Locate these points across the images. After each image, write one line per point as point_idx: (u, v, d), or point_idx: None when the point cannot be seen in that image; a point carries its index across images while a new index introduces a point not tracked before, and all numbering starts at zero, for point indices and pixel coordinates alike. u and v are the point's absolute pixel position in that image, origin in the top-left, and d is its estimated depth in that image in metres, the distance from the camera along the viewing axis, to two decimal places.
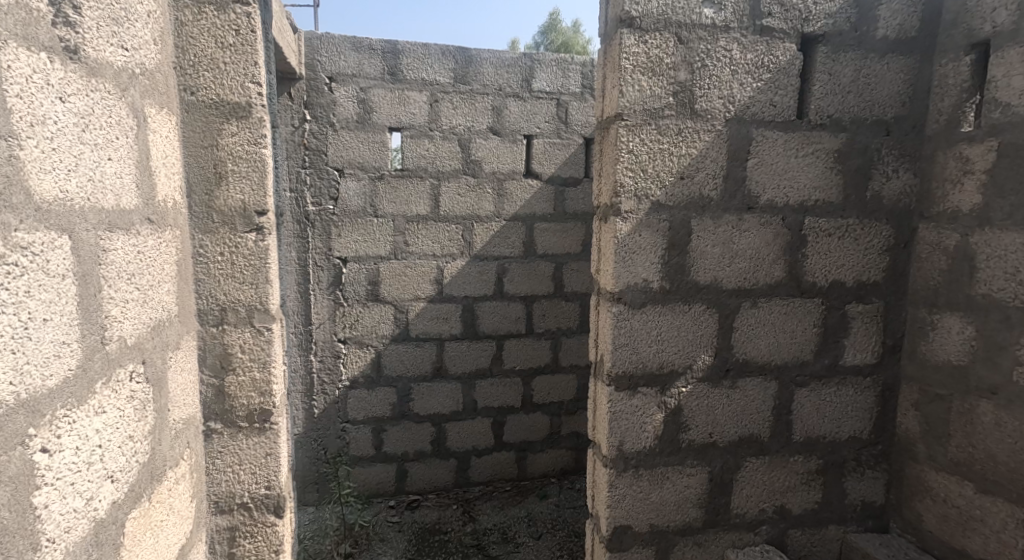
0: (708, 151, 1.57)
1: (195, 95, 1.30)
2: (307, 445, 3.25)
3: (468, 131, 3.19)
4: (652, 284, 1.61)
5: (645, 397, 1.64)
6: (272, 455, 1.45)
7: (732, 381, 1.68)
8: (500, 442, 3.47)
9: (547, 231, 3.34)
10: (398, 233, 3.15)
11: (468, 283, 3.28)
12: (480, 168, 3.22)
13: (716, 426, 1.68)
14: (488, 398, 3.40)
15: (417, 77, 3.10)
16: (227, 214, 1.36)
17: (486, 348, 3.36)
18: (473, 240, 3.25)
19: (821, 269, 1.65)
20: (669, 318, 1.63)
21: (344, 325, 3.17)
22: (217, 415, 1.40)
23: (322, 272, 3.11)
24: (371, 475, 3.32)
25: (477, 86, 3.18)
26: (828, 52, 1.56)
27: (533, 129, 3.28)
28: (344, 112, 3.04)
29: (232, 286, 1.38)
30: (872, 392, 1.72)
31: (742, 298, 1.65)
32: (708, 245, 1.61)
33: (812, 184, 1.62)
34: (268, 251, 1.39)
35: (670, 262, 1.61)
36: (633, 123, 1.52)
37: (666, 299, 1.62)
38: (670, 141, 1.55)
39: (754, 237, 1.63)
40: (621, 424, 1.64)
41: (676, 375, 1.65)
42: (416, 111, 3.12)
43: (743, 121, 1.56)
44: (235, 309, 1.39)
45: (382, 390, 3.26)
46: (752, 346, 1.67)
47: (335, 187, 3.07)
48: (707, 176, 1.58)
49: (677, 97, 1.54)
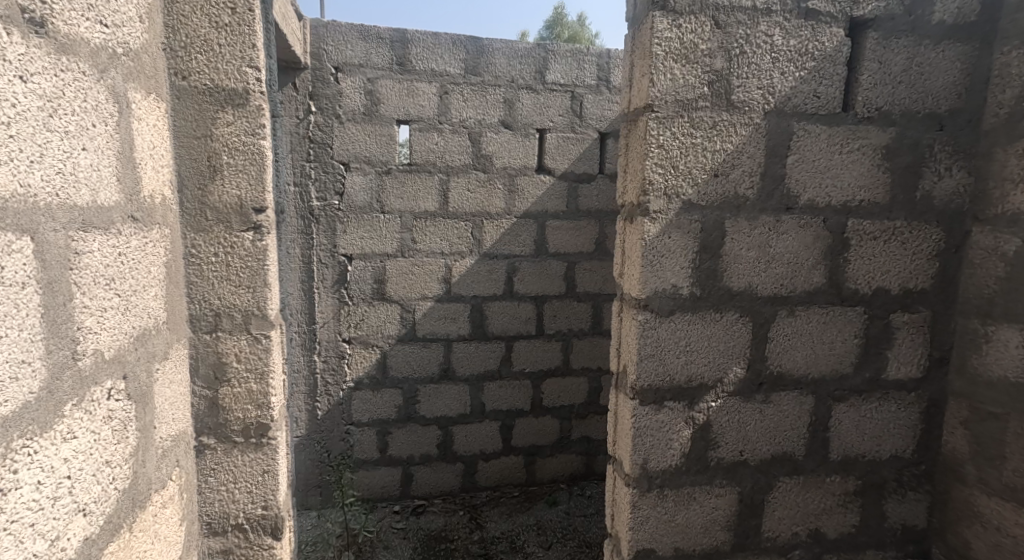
0: (745, 146, 1.44)
1: (187, 80, 1.19)
2: (310, 447, 3.15)
3: (479, 125, 3.07)
4: (682, 290, 1.49)
5: (672, 411, 1.53)
6: (270, 472, 1.34)
7: (766, 395, 1.56)
8: (508, 446, 3.36)
9: (559, 230, 3.22)
10: (405, 230, 3.03)
11: (478, 282, 3.16)
12: (490, 163, 3.09)
13: (748, 443, 1.57)
14: (496, 401, 3.29)
15: (426, 67, 2.98)
16: (221, 211, 1.25)
17: (496, 349, 3.24)
18: (483, 237, 3.13)
19: (864, 274, 1.53)
20: (699, 327, 1.51)
21: (350, 324, 3.06)
22: (211, 430, 1.29)
23: (327, 270, 3.00)
24: (375, 479, 3.22)
25: (489, 77, 3.05)
26: (879, 38, 1.43)
27: (547, 122, 3.15)
28: (351, 104, 2.92)
29: (228, 289, 1.27)
30: (916, 408, 1.60)
31: (778, 306, 1.52)
32: (743, 248, 1.49)
33: (857, 183, 1.49)
34: (267, 251, 1.28)
35: (701, 267, 1.49)
36: (665, 115, 1.40)
37: (696, 306, 1.50)
38: (704, 135, 1.43)
39: (792, 240, 1.50)
40: (646, 440, 1.53)
41: (705, 389, 1.53)
42: (425, 103, 3.00)
43: (784, 114, 1.44)
44: (230, 314, 1.27)
45: (387, 391, 3.15)
46: (788, 357, 1.55)
47: (341, 181, 2.95)
48: (743, 174, 1.46)
49: (713, 87, 1.41)
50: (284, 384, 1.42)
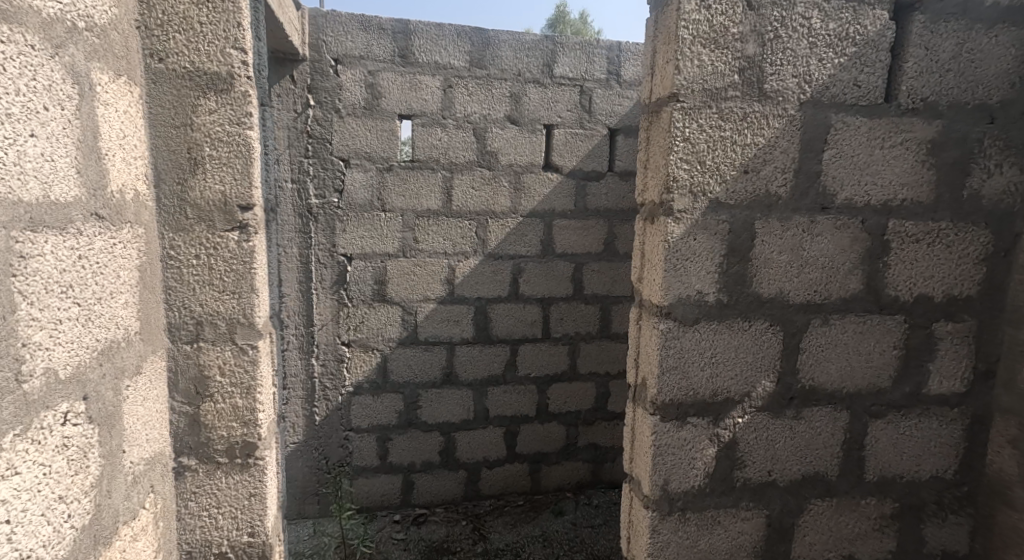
0: (779, 140, 1.32)
1: (163, 62, 1.07)
2: (308, 453, 3.03)
3: (484, 120, 2.95)
4: (707, 296, 1.37)
5: (695, 428, 1.41)
6: (257, 496, 1.22)
7: (797, 410, 1.43)
8: (513, 453, 3.24)
9: (566, 229, 3.10)
10: (407, 229, 2.91)
11: (482, 283, 3.04)
12: (496, 160, 2.97)
13: (776, 462, 1.44)
14: (500, 406, 3.17)
15: (429, 59, 2.85)
16: (203, 208, 1.13)
17: (500, 353, 3.12)
18: (487, 237, 3.01)
19: (904, 280, 1.40)
20: (725, 337, 1.39)
21: (349, 327, 2.94)
22: (192, 450, 1.17)
23: (326, 270, 2.88)
24: (375, 487, 3.10)
25: (495, 71, 2.93)
26: (926, 22, 1.30)
27: (554, 117, 3.03)
28: (351, 97, 2.80)
29: (210, 295, 1.15)
30: (959, 425, 1.47)
31: (811, 314, 1.40)
32: (774, 251, 1.37)
33: (899, 181, 1.36)
34: (254, 253, 1.16)
35: (728, 271, 1.37)
36: (691, 105, 1.28)
37: (723, 314, 1.38)
38: (733, 128, 1.30)
39: (827, 242, 1.37)
40: (667, 460, 1.41)
41: (732, 404, 1.41)
42: (428, 97, 2.87)
43: (821, 104, 1.31)
44: (214, 322, 1.16)
45: (388, 396, 3.03)
46: (822, 370, 1.42)
47: (340, 178, 2.83)
48: (776, 170, 1.34)
49: (745, 75, 1.29)
50: (274, 398, 1.30)
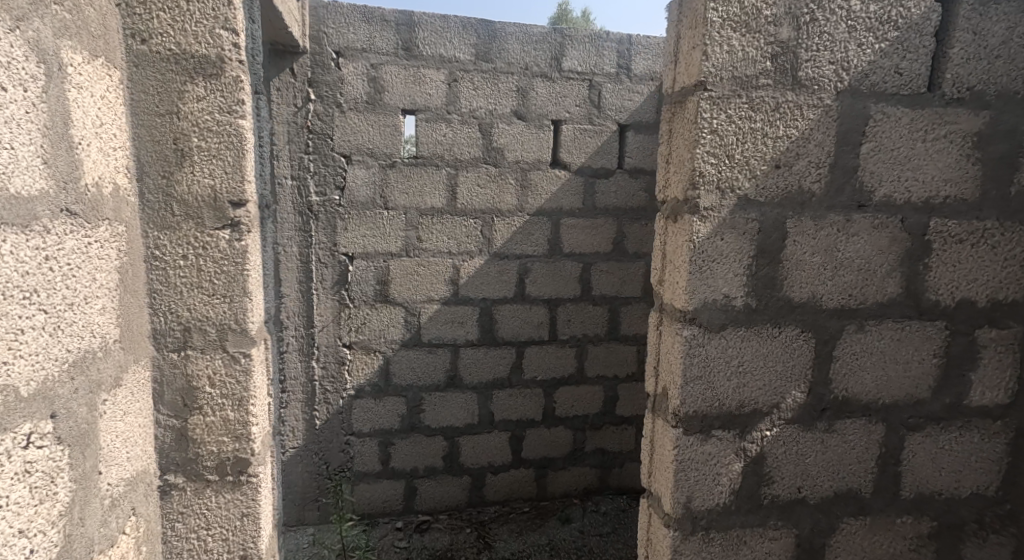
0: (813, 132, 1.22)
1: (146, 43, 0.98)
2: (308, 458, 2.94)
3: (490, 115, 2.85)
4: (735, 301, 1.28)
5: (720, 442, 1.32)
6: (251, 516, 1.12)
7: (829, 423, 1.33)
8: (519, 459, 3.15)
9: (574, 228, 3.00)
10: (410, 227, 2.82)
11: (488, 284, 2.95)
12: (502, 157, 2.88)
13: (807, 478, 1.34)
14: (506, 410, 3.08)
15: (434, 52, 2.76)
16: (191, 204, 1.03)
17: (506, 355, 3.03)
18: (493, 236, 2.91)
19: (946, 283, 1.30)
20: (753, 344, 1.29)
21: (350, 329, 2.85)
22: (179, 467, 1.08)
23: (327, 270, 2.78)
24: (377, 493, 3.01)
25: (501, 64, 2.83)
26: (974, 4, 1.20)
27: (563, 113, 2.93)
28: (353, 91, 2.70)
29: (199, 299, 1.06)
30: (1003, 439, 1.36)
31: (845, 319, 1.30)
32: (807, 252, 1.27)
33: (942, 176, 1.26)
34: (247, 253, 1.07)
35: (757, 274, 1.27)
36: (719, 94, 1.19)
37: (751, 320, 1.29)
38: (765, 119, 1.21)
39: (864, 243, 1.27)
40: (690, 475, 1.32)
41: (759, 416, 1.32)
42: (432, 91, 2.78)
43: (859, 93, 1.21)
44: (203, 328, 1.06)
45: (390, 400, 2.94)
46: (856, 380, 1.32)
47: (341, 175, 2.74)
48: (810, 164, 1.24)
49: (777, 61, 1.19)
50: (269, 408, 1.21)
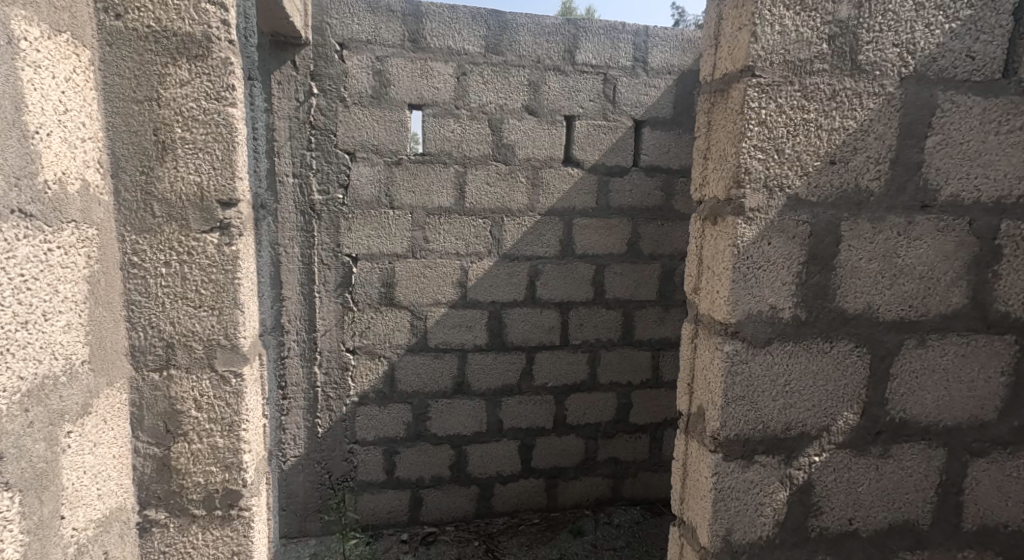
0: (873, 123, 1.09)
1: (121, 19, 0.85)
2: (309, 467, 2.82)
3: (500, 111, 2.72)
4: (782, 313, 1.14)
5: (764, 469, 1.18)
6: (242, 555, 1.00)
7: (885, 448, 1.20)
8: (528, 468, 3.02)
9: (587, 228, 2.87)
10: (416, 228, 2.69)
11: (497, 286, 2.81)
12: (513, 154, 2.75)
13: (859, 509, 1.21)
14: (516, 418, 2.95)
15: (442, 44, 2.63)
16: (174, 203, 0.91)
17: (516, 361, 2.90)
18: (503, 236, 2.78)
19: (1018, 293, 1.16)
20: (802, 361, 1.16)
21: (354, 333, 2.73)
22: (161, 501, 0.96)
23: (330, 272, 2.66)
24: (381, 503, 2.89)
25: (512, 57, 2.70)
26: None
27: (576, 108, 2.79)
28: (357, 85, 2.58)
29: (183, 311, 0.93)
30: None
31: (905, 333, 1.16)
32: (863, 258, 1.14)
33: (1017, 173, 1.12)
34: (238, 259, 0.94)
35: (808, 283, 1.14)
36: (769, 81, 1.06)
37: (799, 333, 1.15)
38: (819, 108, 1.08)
39: (926, 248, 1.14)
40: (731, 506, 1.19)
41: (807, 440, 1.19)
42: (440, 85, 2.65)
43: (926, 79, 1.08)
44: (188, 345, 0.94)
45: (395, 407, 2.82)
46: (915, 400, 1.19)
47: (345, 173, 2.61)
48: (869, 160, 1.10)
49: (835, 43, 1.06)
50: (263, 430, 1.09)
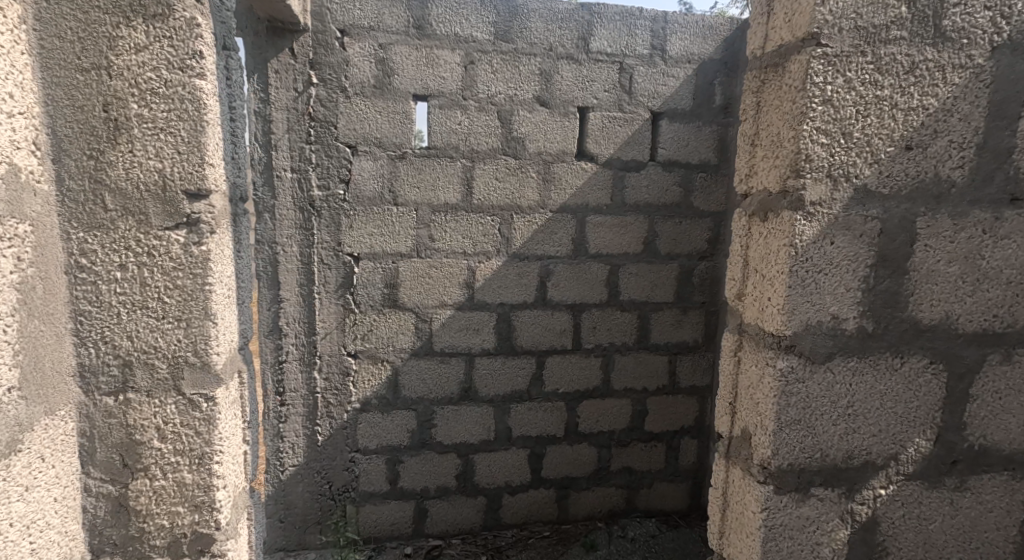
0: (958, 101, 0.93)
1: None
2: (308, 478, 2.63)
3: (510, 101, 2.50)
4: (846, 324, 0.98)
5: (821, 503, 1.03)
6: None
7: (961, 480, 1.04)
8: (538, 478, 2.82)
9: (602, 227, 2.65)
10: (421, 226, 2.50)
11: (505, 287, 2.60)
12: (523, 147, 2.53)
13: (930, 549, 1.05)
14: (525, 425, 2.74)
15: (449, 30, 2.42)
16: (131, 195, 0.76)
17: (525, 366, 2.69)
18: (512, 234, 2.57)
19: None
20: (868, 379, 1.00)
21: (356, 336, 2.53)
22: (118, 547, 0.81)
23: (330, 272, 2.46)
24: (384, 515, 2.70)
25: (523, 45, 2.49)
26: None
27: (590, 99, 2.57)
28: (360, 75, 2.38)
29: (144, 324, 0.78)
30: None
31: (988, 348, 1.00)
32: (942, 260, 0.97)
33: None
34: (209, 260, 0.79)
35: (876, 289, 0.98)
36: (836, 51, 0.90)
37: (865, 347, 0.99)
38: (896, 83, 0.92)
39: (1016, 248, 0.98)
40: (783, 545, 1.03)
41: (872, 471, 1.03)
42: (446, 74, 2.44)
43: (1020, 50, 0.93)
44: (150, 364, 0.79)
45: (399, 414, 2.62)
46: (997, 425, 1.03)
47: (346, 167, 2.41)
48: (953, 145, 0.94)
49: (915, 6, 0.91)
50: (241, 458, 0.94)
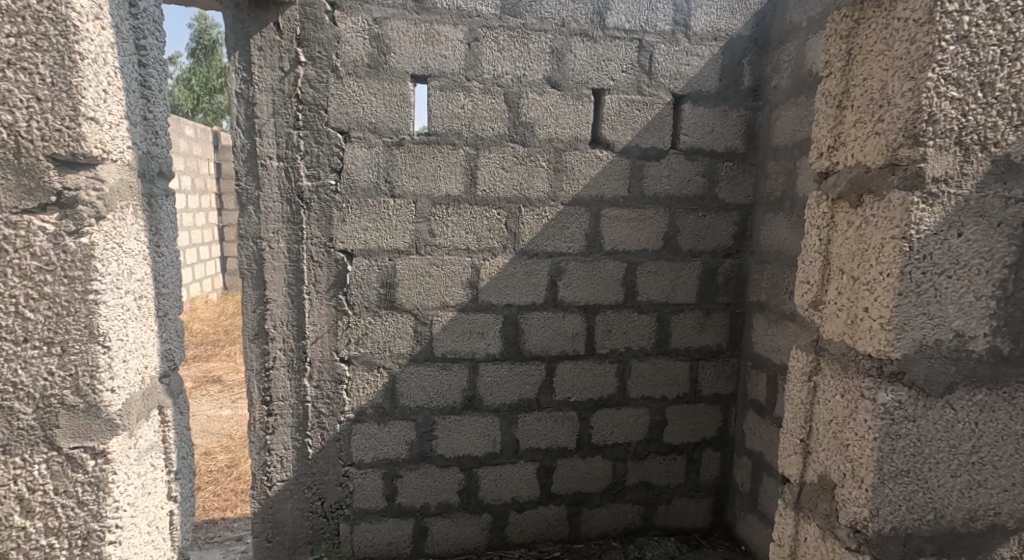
0: None
1: None
2: (298, 493, 2.19)
3: (518, 83, 2.12)
4: (974, 344, 0.74)
5: None
6: None
7: None
8: (548, 494, 2.41)
9: (618, 221, 2.28)
10: (421, 219, 2.13)
11: (513, 286, 2.23)
12: (532, 135, 2.16)
13: None
14: (533, 437, 2.35)
15: (450, 3, 2.03)
16: None
17: (534, 372, 2.31)
18: (520, 228, 2.20)
19: None
20: (1000, 418, 0.76)
21: (349, 341, 2.14)
22: None
23: (320, 271, 2.08)
24: (380, 535, 2.28)
25: (532, 20, 2.10)
26: None
27: (606, 80, 2.18)
28: (352, 53, 1.99)
29: (5, 359, 0.74)
30: None
31: None
32: None
33: None
34: (99, 267, 0.77)
35: (1018, 297, 0.73)
36: None
37: (998, 374, 0.75)
38: None
39: None
40: None
41: (1001, 536, 0.78)
42: (448, 53, 2.06)
43: None
44: (16, 409, 0.76)
45: (397, 425, 2.22)
46: None
47: (338, 155, 2.03)
48: None
49: None
50: (151, 518, 0.90)
